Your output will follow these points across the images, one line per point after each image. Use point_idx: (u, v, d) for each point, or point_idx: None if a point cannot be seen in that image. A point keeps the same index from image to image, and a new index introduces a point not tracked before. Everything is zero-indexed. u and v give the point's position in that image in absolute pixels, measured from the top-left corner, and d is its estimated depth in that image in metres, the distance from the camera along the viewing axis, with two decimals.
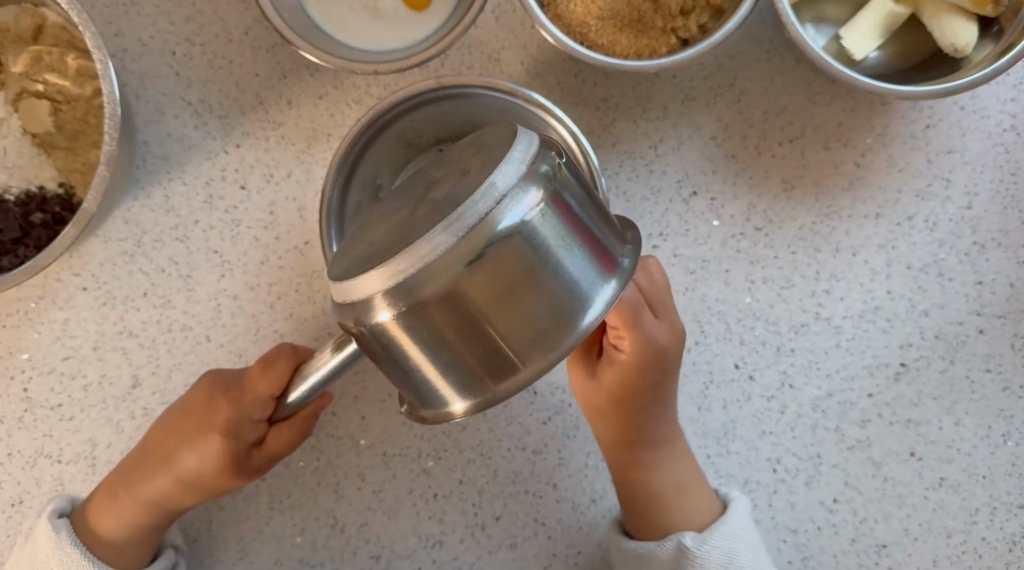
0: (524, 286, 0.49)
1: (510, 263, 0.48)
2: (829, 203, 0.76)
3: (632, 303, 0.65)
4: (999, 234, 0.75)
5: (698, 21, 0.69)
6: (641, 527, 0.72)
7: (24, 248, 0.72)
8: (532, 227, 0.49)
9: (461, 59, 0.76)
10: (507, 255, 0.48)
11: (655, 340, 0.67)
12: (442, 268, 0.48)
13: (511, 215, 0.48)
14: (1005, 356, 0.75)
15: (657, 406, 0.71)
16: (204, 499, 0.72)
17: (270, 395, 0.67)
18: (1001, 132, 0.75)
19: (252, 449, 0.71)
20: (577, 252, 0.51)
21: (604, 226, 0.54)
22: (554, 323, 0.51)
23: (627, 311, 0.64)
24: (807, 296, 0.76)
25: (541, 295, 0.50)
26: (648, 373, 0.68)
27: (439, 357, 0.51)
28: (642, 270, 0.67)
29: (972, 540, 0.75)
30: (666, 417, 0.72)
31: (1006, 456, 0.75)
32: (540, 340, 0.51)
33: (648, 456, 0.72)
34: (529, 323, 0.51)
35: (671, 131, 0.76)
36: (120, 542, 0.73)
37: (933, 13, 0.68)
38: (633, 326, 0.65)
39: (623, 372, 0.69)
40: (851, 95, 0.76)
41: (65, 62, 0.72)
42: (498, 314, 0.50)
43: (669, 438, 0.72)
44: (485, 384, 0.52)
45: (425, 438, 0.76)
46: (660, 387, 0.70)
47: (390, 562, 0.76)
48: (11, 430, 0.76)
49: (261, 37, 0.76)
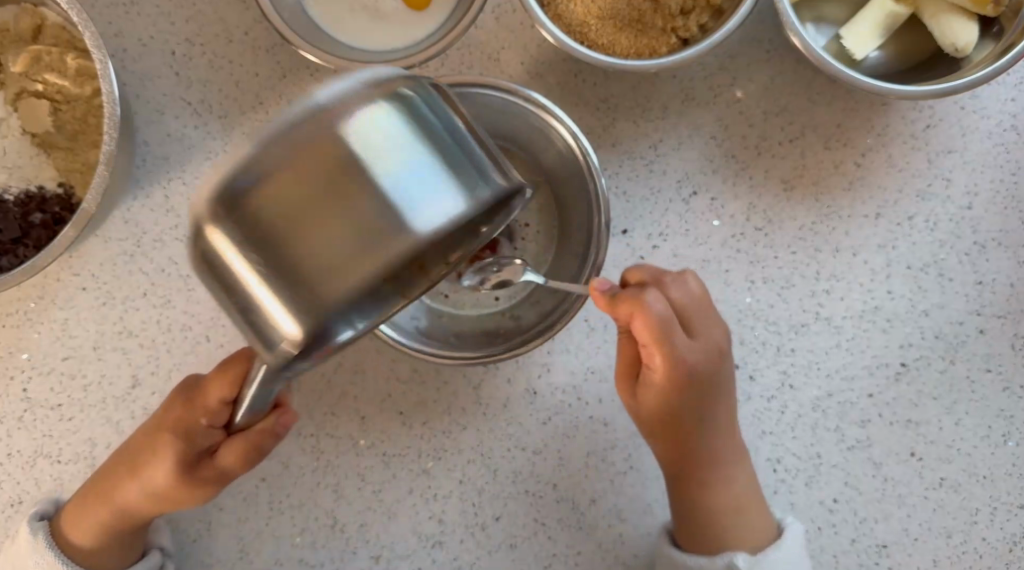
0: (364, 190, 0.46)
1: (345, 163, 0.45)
2: (830, 202, 0.76)
3: (665, 318, 0.65)
4: (999, 234, 0.75)
5: (698, 22, 0.69)
6: (693, 542, 0.71)
7: (23, 248, 0.72)
8: (360, 123, 0.46)
9: (461, 59, 0.76)
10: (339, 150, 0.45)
11: (689, 355, 0.67)
12: (254, 162, 0.44)
13: (338, 111, 0.45)
14: (1005, 356, 0.75)
15: (713, 423, 0.70)
16: (164, 509, 0.70)
17: (223, 397, 0.66)
18: (1001, 132, 0.75)
19: (205, 458, 0.69)
20: (421, 159, 0.46)
21: (472, 153, 0.49)
22: (385, 231, 0.45)
23: (660, 329, 0.65)
24: (807, 295, 0.76)
25: (372, 199, 0.45)
26: (688, 391, 0.68)
27: (261, 271, 0.45)
28: (675, 284, 0.68)
29: (972, 540, 0.75)
30: (721, 434, 0.70)
31: (1006, 456, 0.75)
32: (365, 250, 0.44)
33: (705, 473, 0.71)
34: (357, 227, 0.44)
35: (672, 131, 0.76)
36: (90, 548, 0.72)
37: (933, 13, 0.68)
38: (666, 345, 0.66)
39: (662, 391, 0.68)
40: (851, 95, 0.76)
41: (65, 61, 0.72)
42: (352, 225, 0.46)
43: (723, 453, 0.71)
44: (311, 304, 0.45)
45: (425, 438, 0.76)
46: (700, 399, 0.69)
47: (390, 562, 0.76)
48: (11, 429, 0.76)
49: (262, 38, 0.76)
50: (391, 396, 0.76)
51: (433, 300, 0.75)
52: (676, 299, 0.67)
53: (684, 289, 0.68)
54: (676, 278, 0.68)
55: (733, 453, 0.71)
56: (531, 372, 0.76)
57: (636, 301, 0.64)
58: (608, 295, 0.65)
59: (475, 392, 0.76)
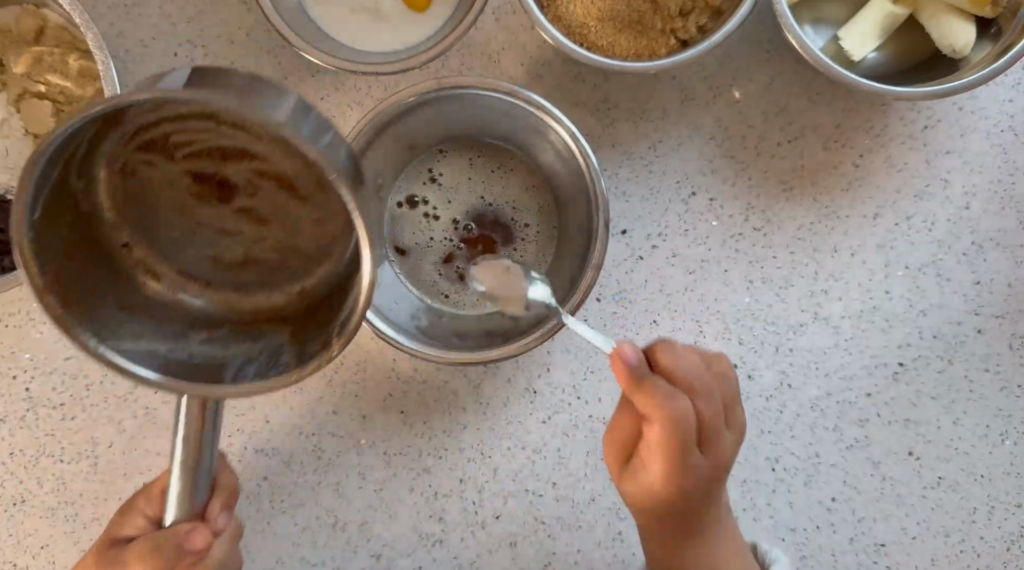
0: (270, 229, 0.57)
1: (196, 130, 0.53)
2: (829, 202, 0.76)
3: (684, 437, 0.61)
4: (997, 234, 0.76)
5: (697, 22, 0.69)
6: None
7: None
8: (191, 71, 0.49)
9: (461, 59, 0.76)
10: (190, 112, 0.52)
11: (699, 469, 0.64)
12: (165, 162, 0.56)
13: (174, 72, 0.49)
14: (1003, 356, 0.76)
15: (706, 520, 0.68)
16: None
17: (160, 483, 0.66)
18: (999, 133, 0.76)
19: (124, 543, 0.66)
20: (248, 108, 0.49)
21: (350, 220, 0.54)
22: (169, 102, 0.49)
23: (676, 444, 0.61)
24: (806, 295, 0.76)
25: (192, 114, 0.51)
26: (682, 499, 0.65)
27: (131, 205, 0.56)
28: (704, 395, 0.64)
29: (971, 539, 0.75)
30: (723, 523, 0.69)
31: (1005, 456, 0.75)
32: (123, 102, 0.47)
33: (699, 563, 0.69)
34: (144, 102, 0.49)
35: (671, 131, 0.76)
36: None
37: (933, 13, 0.69)
38: (675, 462, 0.62)
39: (661, 494, 0.65)
40: (850, 95, 0.76)
41: (66, 62, 0.72)
42: (281, 313, 0.59)
43: (722, 541, 0.69)
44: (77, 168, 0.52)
45: (425, 437, 0.76)
46: (707, 501, 0.66)
47: (390, 561, 0.76)
48: (13, 429, 0.76)
49: (264, 39, 0.76)
50: (392, 396, 0.77)
51: (433, 300, 0.76)
52: (703, 412, 0.63)
53: (711, 401, 0.64)
54: (703, 386, 0.64)
55: (718, 542, 0.69)
56: (531, 372, 0.76)
57: (657, 401, 0.60)
58: (627, 370, 0.62)
59: (475, 391, 0.76)
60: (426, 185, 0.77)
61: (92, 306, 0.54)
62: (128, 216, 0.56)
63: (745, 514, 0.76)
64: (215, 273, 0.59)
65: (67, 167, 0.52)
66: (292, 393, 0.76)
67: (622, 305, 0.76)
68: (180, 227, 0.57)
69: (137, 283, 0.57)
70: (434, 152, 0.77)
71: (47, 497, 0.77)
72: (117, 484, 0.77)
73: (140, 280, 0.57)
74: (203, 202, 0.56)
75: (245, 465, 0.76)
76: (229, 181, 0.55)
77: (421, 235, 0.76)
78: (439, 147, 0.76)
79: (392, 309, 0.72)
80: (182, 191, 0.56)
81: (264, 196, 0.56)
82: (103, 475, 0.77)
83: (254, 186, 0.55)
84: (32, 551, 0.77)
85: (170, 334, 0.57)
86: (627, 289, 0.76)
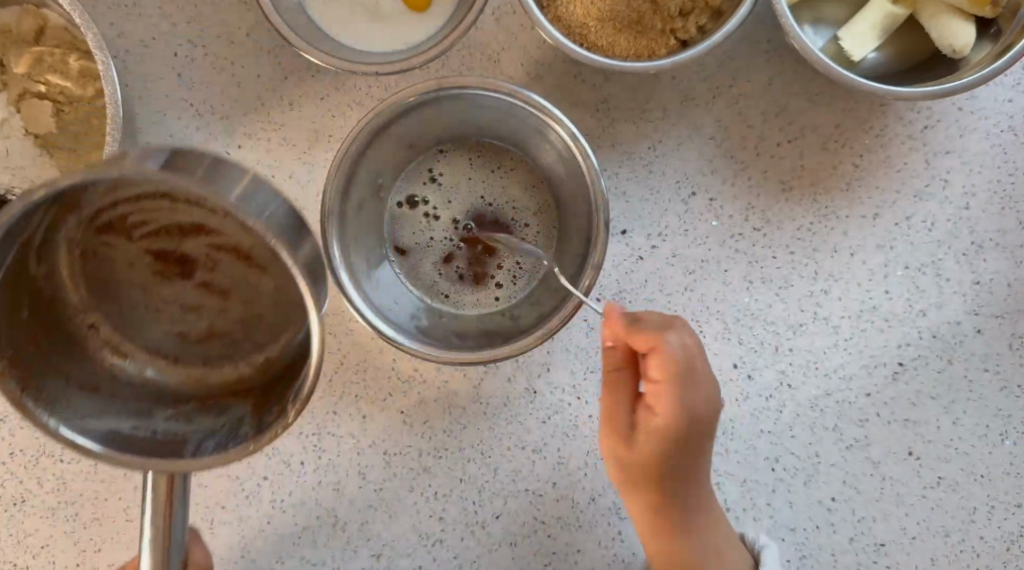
0: (232, 301, 0.60)
1: (150, 210, 0.56)
2: (828, 203, 0.76)
3: (685, 362, 0.64)
4: (996, 234, 0.76)
5: (697, 23, 0.69)
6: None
7: None
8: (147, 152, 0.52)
9: (461, 60, 0.76)
10: (143, 194, 0.55)
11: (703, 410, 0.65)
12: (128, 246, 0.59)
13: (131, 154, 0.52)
14: (1003, 356, 0.76)
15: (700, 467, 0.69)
16: None
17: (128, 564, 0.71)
18: (999, 133, 0.76)
19: None
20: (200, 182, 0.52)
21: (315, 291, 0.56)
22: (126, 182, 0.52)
23: (681, 371, 0.64)
24: (806, 295, 0.76)
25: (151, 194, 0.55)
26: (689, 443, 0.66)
27: (95, 287, 0.59)
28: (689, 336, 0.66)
29: (970, 539, 0.75)
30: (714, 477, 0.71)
31: (1004, 456, 0.75)
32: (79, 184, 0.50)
33: (693, 518, 0.70)
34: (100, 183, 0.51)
35: (671, 132, 0.76)
36: None
37: (933, 13, 0.69)
38: (681, 393, 0.64)
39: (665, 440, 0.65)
40: (850, 95, 0.76)
41: (67, 62, 0.72)
42: (248, 385, 0.60)
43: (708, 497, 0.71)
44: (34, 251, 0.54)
45: (426, 437, 0.76)
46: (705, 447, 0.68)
47: (390, 560, 0.76)
48: (13, 429, 0.77)
49: (264, 39, 0.76)
50: (392, 396, 0.77)
51: (433, 301, 0.76)
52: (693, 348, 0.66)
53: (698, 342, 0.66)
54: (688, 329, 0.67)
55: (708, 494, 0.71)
56: (531, 371, 0.76)
57: (657, 334, 0.64)
58: (625, 319, 0.65)
59: (475, 391, 0.76)
60: (426, 185, 0.77)
61: (51, 388, 0.56)
62: (92, 297, 0.59)
63: (745, 513, 0.76)
64: (182, 350, 0.61)
65: (24, 260, 0.55)
66: None
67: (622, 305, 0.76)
68: (145, 306, 0.60)
69: (104, 361, 0.59)
70: (434, 152, 0.77)
71: (47, 497, 0.77)
72: (117, 484, 0.77)
73: (105, 358, 0.59)
74: (164, 279, 0.60)
75: (245, 465, 0.76)
76: (189, 256, 0.59)
77: (421, 235, 0.76)
78: (439, 147, 0.76)
79: (392, 309, 0.73)
80: (149, 272, 0.60)
81: (225, 266, 0.59)
82: (103, 475, 0.77)
83: (213, 258, 0.59)
84: (32, 551, 0.77)
85: (134, 410, 0.59)
86: (627, 290, 0.76)
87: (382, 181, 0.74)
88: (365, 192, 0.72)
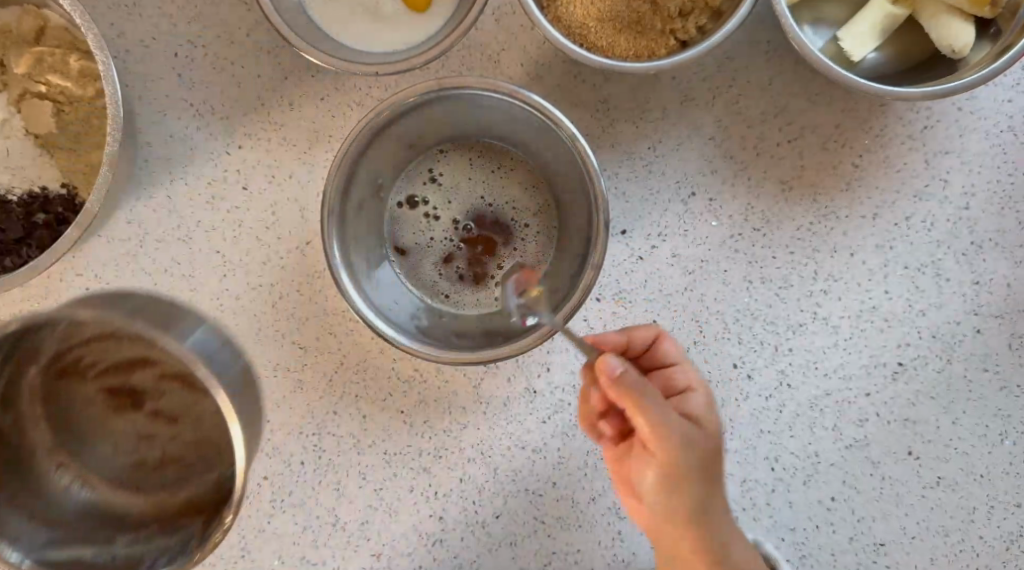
0: (180, 424, 0.77)
1: (98, 348, 0.76)
2: (828, 203, 0.76)
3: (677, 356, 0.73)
4: (996, 234, 0.76)
5: (696, 23, 0.69)
6: None
7: (26, 248, 0.73)
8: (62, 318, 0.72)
9: (461, 60, 0.76)
10: (94, 335, 0.75)
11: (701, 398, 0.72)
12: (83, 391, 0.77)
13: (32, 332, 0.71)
14: (1002, 355, 0.76)
15: None
16: None
17: None
18: (998, 133, 0.76)
19: None
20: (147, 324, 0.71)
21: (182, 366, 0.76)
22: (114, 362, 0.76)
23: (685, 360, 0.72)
24: (805, 295, 0.76)
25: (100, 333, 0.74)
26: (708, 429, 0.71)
27: (63, 423, 0.77)
28: None
29: (970, 538, 0.75)
30: None
31: (1004, 455, 0.76)
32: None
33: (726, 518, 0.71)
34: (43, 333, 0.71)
35: (671, 132, 0.76)
36: None
37: (933, 14, 0.69)
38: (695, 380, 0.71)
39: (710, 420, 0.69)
40: (850, 95, 0.76)
41: (68, 63, 0.72)
42: (201, 507, 0.75)
43: None
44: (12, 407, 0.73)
45: (426, 437, 0.76)
46: None
47: (390, 560, 0.76)
48: None
49: (264, 39, 0.76)
50: (393, 395, 0.77)
51: (433, 301, 0.76)
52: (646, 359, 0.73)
53: None
54: None
55: None
56: (531, 371, 0.76)
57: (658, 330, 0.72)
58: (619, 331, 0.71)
59: (475, 391, 0.76)
60: (426, 185, 0.77)
61: None
62: (57, 437, 0.76)
63: (745, 513, 0.76)
64: (143, 480, 0.77)
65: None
66: (293, 393, 0.77)
67: (622, 305, 0.76)
68: (105, 437, 0.78)
69: (56, 485, 0.75)
70: (434, 152, 0.77)
71: None
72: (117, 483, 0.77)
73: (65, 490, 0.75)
74: (122, 414, 0.77)
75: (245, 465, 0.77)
76: (138, 389, 0.77)
77: (421, 235, 0.76)
78: (439, 147, 0.77)
79: (392, 309, 0.73)
80: (99, 400, 0.77)
81: (172, 394, 0.77)
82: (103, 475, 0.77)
83: (163, 387, 0.77)
84: None
85: None
86: (627, 290, 0.76)
87: (382, 182, 0.74)
88: (365, 192, 0.73)
